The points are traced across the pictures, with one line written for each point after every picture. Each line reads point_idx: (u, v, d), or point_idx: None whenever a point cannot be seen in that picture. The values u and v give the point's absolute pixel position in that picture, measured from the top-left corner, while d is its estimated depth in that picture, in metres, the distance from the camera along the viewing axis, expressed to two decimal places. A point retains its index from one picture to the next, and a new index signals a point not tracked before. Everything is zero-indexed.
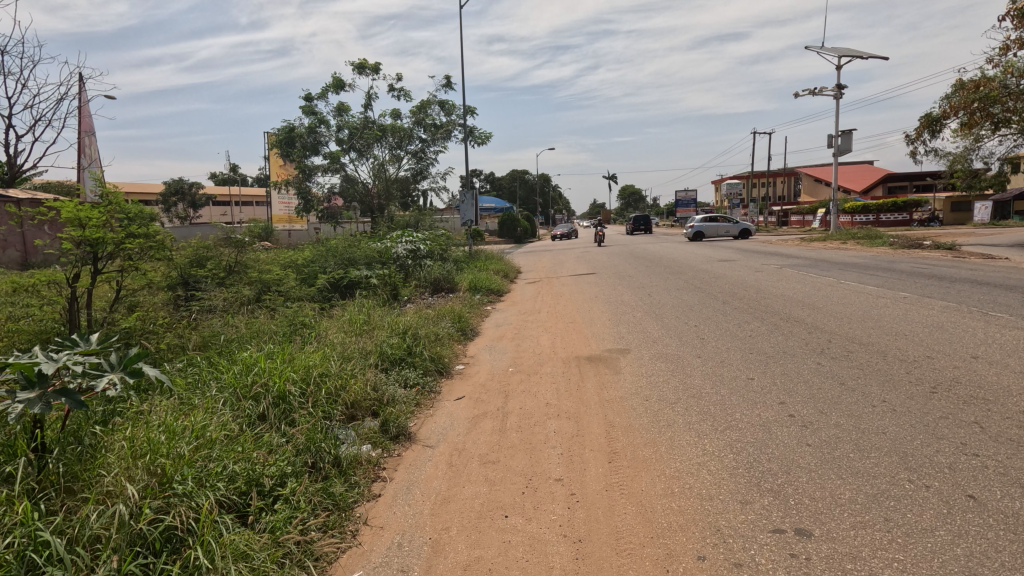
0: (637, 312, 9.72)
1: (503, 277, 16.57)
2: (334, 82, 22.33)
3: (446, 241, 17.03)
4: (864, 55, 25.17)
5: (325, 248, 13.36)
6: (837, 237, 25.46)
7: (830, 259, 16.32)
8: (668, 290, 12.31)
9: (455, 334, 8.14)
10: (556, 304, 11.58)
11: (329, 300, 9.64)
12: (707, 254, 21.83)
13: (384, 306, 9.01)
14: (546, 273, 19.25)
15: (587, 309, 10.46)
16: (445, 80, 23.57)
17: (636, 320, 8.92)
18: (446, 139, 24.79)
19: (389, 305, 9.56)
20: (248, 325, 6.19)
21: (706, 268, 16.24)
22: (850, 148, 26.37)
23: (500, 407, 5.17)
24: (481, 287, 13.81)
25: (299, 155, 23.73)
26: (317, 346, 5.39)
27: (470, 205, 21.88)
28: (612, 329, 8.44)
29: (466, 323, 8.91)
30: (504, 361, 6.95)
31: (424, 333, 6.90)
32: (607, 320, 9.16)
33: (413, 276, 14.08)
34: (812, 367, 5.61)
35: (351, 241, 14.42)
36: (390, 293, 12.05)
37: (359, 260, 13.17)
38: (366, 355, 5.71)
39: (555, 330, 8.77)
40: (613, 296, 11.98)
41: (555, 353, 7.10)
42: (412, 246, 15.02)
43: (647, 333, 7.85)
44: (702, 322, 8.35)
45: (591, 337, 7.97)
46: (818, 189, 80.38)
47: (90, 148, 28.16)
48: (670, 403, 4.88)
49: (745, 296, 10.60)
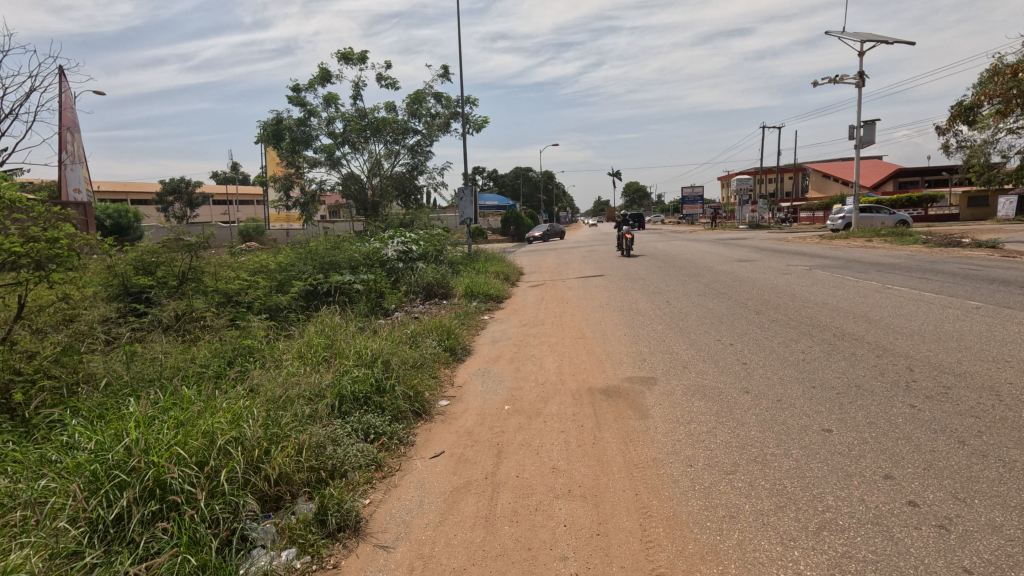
0: (657, 325, 8.33)
1: (503, 279, 15.21)
2: (321, 73, 21.00)
3: (441, 242, 15.65)
4: (889, 40, 23.58)
5: (304, 251, 12.02)
6: (858, 235, 24.00)
7: (860, 260, 14.90)
8: (687, 296, 10.97)
9: (441, 356, 6.78)
10: (563, 313, 10.21)
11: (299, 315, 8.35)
12: (722, 254, 20.39)
13: (361, 323, 7.69)
14: (550, 275, 17.88)
15: (597, 321, 9.11)
16: (441, 69, 22.26)
17: (658, 337, 7.53)
18: (444, 131, 23.45)
19: (367, 322, 8.25)
20: (167, 357, 4.81)
21: (725, 270, 14.81)
22: (872, 140, 24.84)
23: (489, 473, 3.83)
24: (478, 293, 12.47)
25: (287, 150, 22.35)
26: (243, 392, 4.01)
27: (469, 202, 20.49)
28: (630, 348, 7.06)
29: (456, 339, 7.58)
30: (498, 394, 5.60)
31: (399, 361, 5.53)
32: (623, 336, 7.78)
33: (402, 281, 12.73)
34: (906, 413, 4.21)
35: (334, 242, 13.05)
36: (376, 305, 10.74)
37: (343, 264, 11.85)
38: (314, 405, 4.35)
39: (561, 349, 7.40)
40: (627, 304, 10.61)
41: (563, 384, 5.74)
42: (402, 248, 13.65)
43: (674, 356, 6.45)
44: (738, 340, 6.95)
45: (605, 360, 6.59)
46: (829, 185, 78.58)
47: (71, 146, 26.87)
48: (725, 473, 3.50)
49: (779, 305, 9.23)
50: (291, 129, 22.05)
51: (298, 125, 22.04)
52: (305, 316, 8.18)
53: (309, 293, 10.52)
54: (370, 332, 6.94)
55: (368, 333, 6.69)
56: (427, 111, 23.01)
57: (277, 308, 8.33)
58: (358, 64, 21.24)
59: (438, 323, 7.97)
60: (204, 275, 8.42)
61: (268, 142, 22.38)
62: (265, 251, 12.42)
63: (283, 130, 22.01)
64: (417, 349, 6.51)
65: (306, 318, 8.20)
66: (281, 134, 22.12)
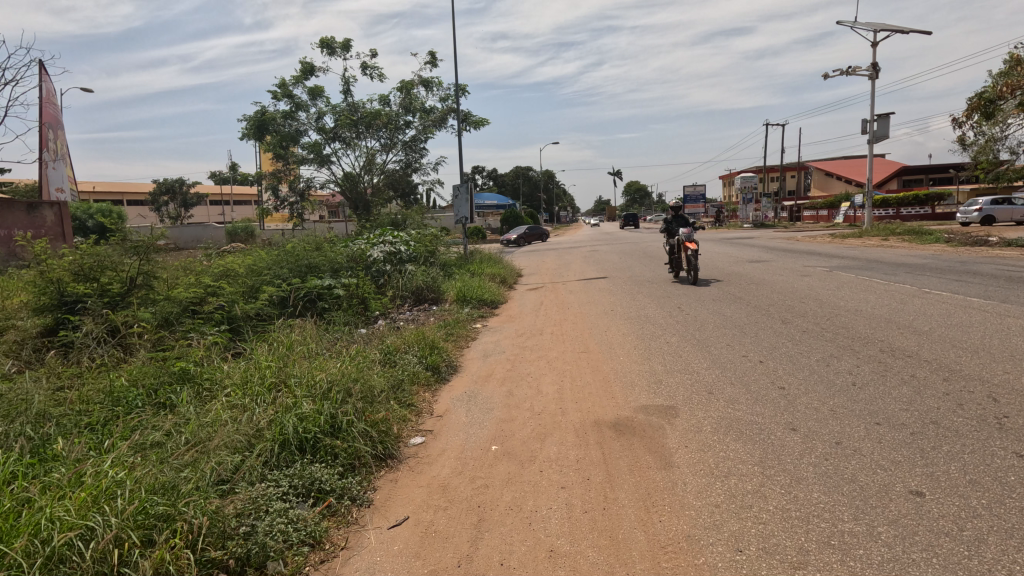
0: (672, 337, 7.33)
1: (500, 283, 14.24)
2: (305, 64, 20.03)
3: (434, 242, 14.64)
4: (903, 30, 22.56)
5: (281, 252, 11.06)
6: (873, 234, 22.99)
7: (884, 262, 13.87)
8: (701, 301, 9.95)
9: (419, 378, 5.79)
10: (563, 322, 9.19)
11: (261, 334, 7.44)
12: (731, 254, 19.34)
13: (328, 345, 6.73)
14: (551, 277, 16.91)
15: (602, 331, 8.12)
16: (431, 58, 21.35)
17: (674, 352, 6.53)
18: (439, 125, 22.45)
19: (337, 343, 7.28)
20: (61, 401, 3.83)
21: (738, 271, 13.75)
22: (886, 135, 23.77)
23: (463, 557, 2.83)
24: (472, 298, 11.42)
25: (273, 145, 21.40)
26: (133, 454, 3.02)
27: (465, 200, 19.47)
28: (641, 366, 6.07)
29: (440, 355, 6.59)
30: (485, 429, 4.59)
31: (361, 389, 4.55)
32: (634, 351, 6.77)
33: (389, 285, 11.78)
34: (1017, 468, 3.19)
35: (317, 243, 12.08)
36: (356, 316, 9.78)
37: (324, 268, 10.89)
38: (239, 464, 3.36)
39: (562, 366, 6.37)
40: (635, 311, 9.58)
41: (563, 415, 4.74)
42: (390, 249, 12.64)
43: (694, 378, 5.45)
44: (769, 356, 5.94)
45: (614, 381, 5.59)
46: (832, 184, 77.77)
47: (54, 143, 25.98)
48: (790, 566, 2.51)
49: (807, 312, 8.20)
50: (276, 123, 21.11)
51: (284, 118, 21.09)
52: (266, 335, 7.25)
53: (282, 301, 9.58)
54: (335, 353, 5.96)
55: (329, 353, 5.71)
56: (421, 104, 22.02)
57: (236, 326, 7.43)
58: (342, 53, 20.29)
59: (420, 335, 6.98)
60: (154, 283, 7.51)
61: (253, 135, 21.40)
62: (239, 253, 11.48)
63: (268, 123, 21.02)
64: (387, 370, 5.52)
65: (269, 337, 7.27)
66: (266, 128, 21.13)
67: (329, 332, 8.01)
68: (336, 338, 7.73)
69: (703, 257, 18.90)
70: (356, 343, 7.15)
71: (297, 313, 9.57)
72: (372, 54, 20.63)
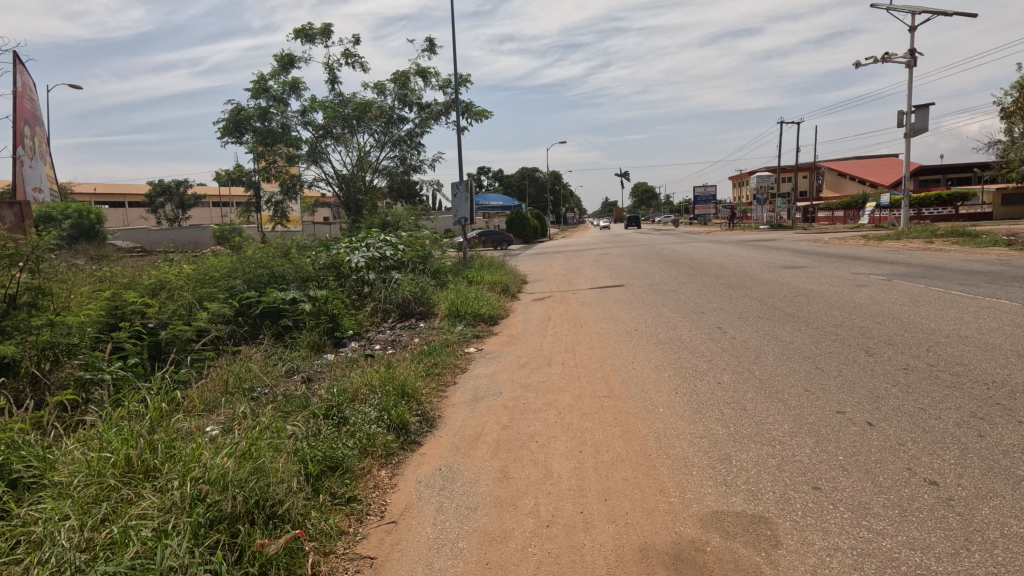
0: (723, 375, 5.53)
1: (501, 292, 12.53)
2: (283, 56, 18.41)
3: (428, 246, 12.87)
4: (945, 12, 20.53)
5: (238, 259, 9.36)
6: (911, 236, 21.05)
7: (947, 268, 11.96)
8: (745, 319, 8.16)
9: (367, 453, 4.02)
10: (577, 347, 7.41)
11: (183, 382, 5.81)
12: (758, 258, 17.48)
13: (254, 401, 5.02)
14: (560, 284, 15.16)
15: (628, 362, 6.34)
16: (426, 46, 19.62)
17: (733, 402, 4.73)
18: (437, 120, 20.65)
19: (269, 393, 5.55)
20: None
21: (776, 280, 11.99)
22: (924, 127, 21.80)
23: None
24: (467, 312, 9.61)
25: (254, 144, 19.71)
26: None
27: (464, 199, 17.72)
28: (692, 427, 4.27)
29: (409, 406, 4.82)
30: (454, 563, 2.78)
31: (256, 496, 2.79)
32: (676, 398, 4.97)
33: (370, 298, 10.11)
34: None
35: (285, 247, 10.31)
36: (322, 338, 8.11)
37: (290, 279, 9.18)
38: None
39: (579, 423, 4.58)
40: (664, 333, 7.76)
41: (586, 534, 2.94)
42: (371, 255, 10.87)
43: (779, 456, 3.63)
44: (879, 416, 4.13)
45: (656, 460, 3.76)
46: (847, 183, 75.83)
47: (32, 140, 24.54)
48: None
49: (891, 337, 6.39)
50: (254, 120, 19.43)
51: (262, 115, 19.42)
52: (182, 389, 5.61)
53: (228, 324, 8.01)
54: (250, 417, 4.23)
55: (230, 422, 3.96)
56: (416, 95, 20.27)
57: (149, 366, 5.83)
58: (323, 40, 18.67)
59: (385, 374, 5.22)
60: (44, 304, 5.81)
61: (230, 135, 19.70)
62: (189, 260, 9.76)
63: (245, 120, 19.32)
64: (318, 444, 3.77)
65: (188, 390, 5.62)
66: (243, 125, 19.44)
67: (274, 371, 6.32)
68: (282, 382, 6.04)
69: (731, 261, 17.06)
70: (296, 392, 5.40)
71: (247, 335, 8.03)
72: (357, 41, 19.03)
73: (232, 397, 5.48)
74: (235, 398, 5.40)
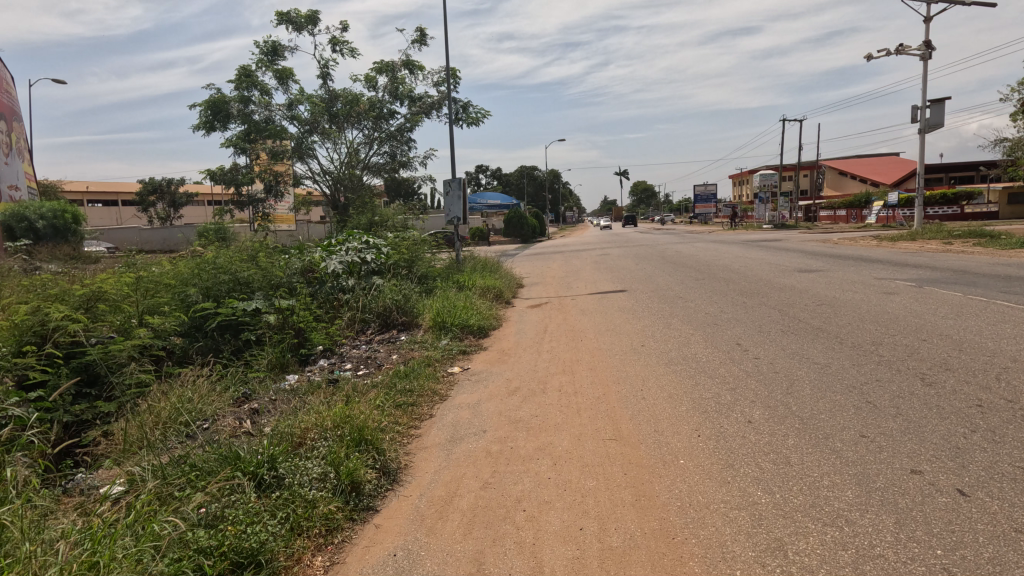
0: (754, 410, 4.57)
1: (493, 298, 11.58)
2: (268, 43, 17.32)
3: (416, 248, 11.91)
4: (962, 2, 19.54)
5: (198, 263, 8.38)
6: (926, 237, 20.08)
7: (977, 273, 11.01)
8: (766, 334, 7.20)
9: (295, 536, 3.04)
10: (576, 367, 6.45)
11: (101, 434, 4.91)
12: (768, 261, 16.50)
13: (175, 447, 4.07)
14: (558, 288, 14.20)
15: (637, 391, 5.35)
16: (417, 36, 18.65)
17: (773, 453, 3.77)
18: (429, 114, 19.64)
19: (203, 434, 4.60)
20: None
21: (792, 285, 11.02)
22: (940, 122, 20.84)
23: None
24: (453, 324, 8.61)
25: (236, 137, 18.75)
26: None
27: (458, 198, 16.72)
28: (725, 492, 3.31)
29: (364, 457, 3.85)
30: None
31: None
32: (699, 445, 4.01)
33: (347, 307, 9.15)
34: None
35: (253, 248, 9.28)
36: (286, 354, 7.15)
37: (255, 286, 8.18)
38: None
39: (579, 482, 3.62)
40: (676, 351, 6.80)
41: None
42: (350, 258, 9.91)
43: (852, 548, 2.68)
44: (970, 480, 3.17)
45: (681, 551, 2.79)
46: (849, 182, 75.04)
47: (9, 135, 23.61)
48: None
49: (945, 360, 5.45)
50: (234, 108, 18.34)
51: (244, 103, 18.34)
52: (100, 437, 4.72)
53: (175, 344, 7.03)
54: (153, 491, 3.28)
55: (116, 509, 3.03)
56: (408, 89, 19.26)
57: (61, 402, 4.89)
58: (309, 28, 17.68)
59: (341, 414, 4.27)
60: None
61: (209, 125, 18.61)
62: (141, 260, 8.69)
63: (224, 106, 18.22)
64: (227, 530, 2.83)
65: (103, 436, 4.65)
66: (223, 113, 18.35)
67: (216, 404, 5.37)
68: (223, 417, 5.08)
69: (741, 263, 16.11)
70: (233, 436, 4.44)
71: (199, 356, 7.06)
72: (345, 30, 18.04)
73: (158, 438, 4.55)
74: (161, 441, 4.46)
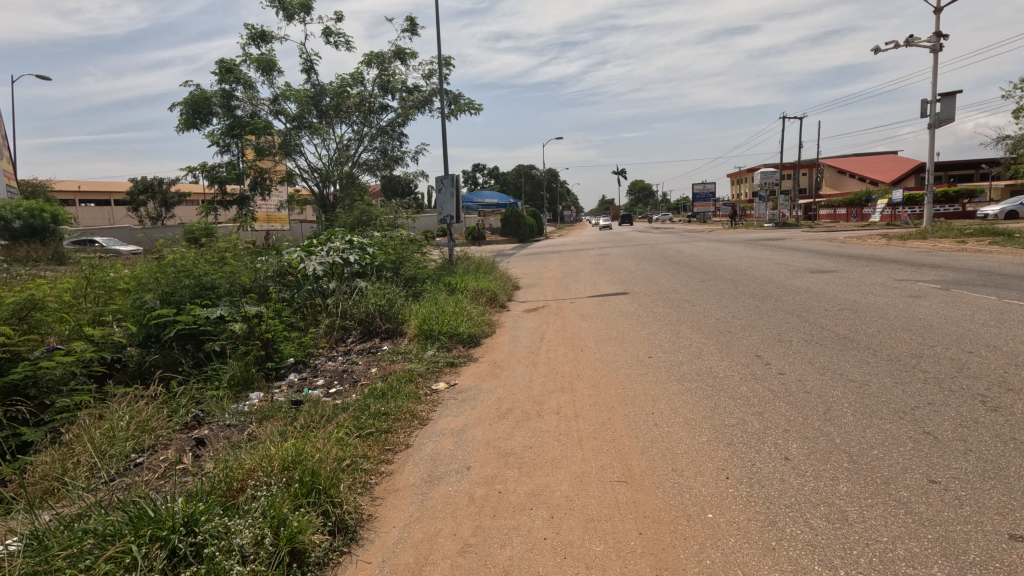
0: (790, 442, 3.83)
1: (486, 302, 10.83)
2: (255, 28, 16.46)
3: (404, 248, 11.16)
4: None
5: (158, 266, 7.58)
6: (937, 235, 19.36)
7: (1005, 274, 10.27)
8: (788, 344, 6.45)
9: None
10: (576, 383, 5.69)
11: (12, 472, 4.14)
12: (775, 261, 15.77)
13: (83, 494, 3.31)
14: (556, 290, 13.47)
15: (647, 416, 4.60)
16: (409, 25, 17.90)
17: (825, 506, 3.02)
18: (421, 107, 18.87)
19: (127, 479, 3.82)
20: None
21: (806, 287, 10.30)
22: (951, 117, 20.12)
23: None
24: (441, 332, 7.83)
25: (217, 134, 17.93)
26: None
27: (450, 195, 15.95)
28: (772, 565, 2.57)
29: (313, 512, 3.09)
30: None
31: None
32: (728, 493, 3.27)
33: (326, 313, 8.39)
34: None
35: (224, 248, 8.46)
36: (250, 368, 6.35)
37: (221, 291, 7.40)
38: None
39: (582, 546, 2.87)
40: (689, 364, 6.04)
41: None
42: (332, 259, 9.14)
43: None
44: None
45: None
46: (848, 180, 74.44)
47: None
48: None
49: (1003, 378, 4.71)
50: (216, 103, 17.55)
51: (226, 99, 17.56)
52: (6, 474, 3.95)
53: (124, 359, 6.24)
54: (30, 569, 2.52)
55: None
56: (399, 81, 18.51)
57: None
58: (300, 16, 16.89)
59: (292, 454, 3.50)
60: None
61: (190, 123, 17.79)
62: (96, 264, 7.87)
63: (206, 102, 17.44)
64: None
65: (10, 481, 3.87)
66: (204, 110, 17.56)
67: (156, 436, 4.58)
68: (161, 453, 4.31)
69: (747, 263, 15.39)
70: (163, 484, 3.67)
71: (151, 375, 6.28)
72: (335, 18, 17.29)
73: (74, 479, 3.79)
74: (75, 484, 3.69)
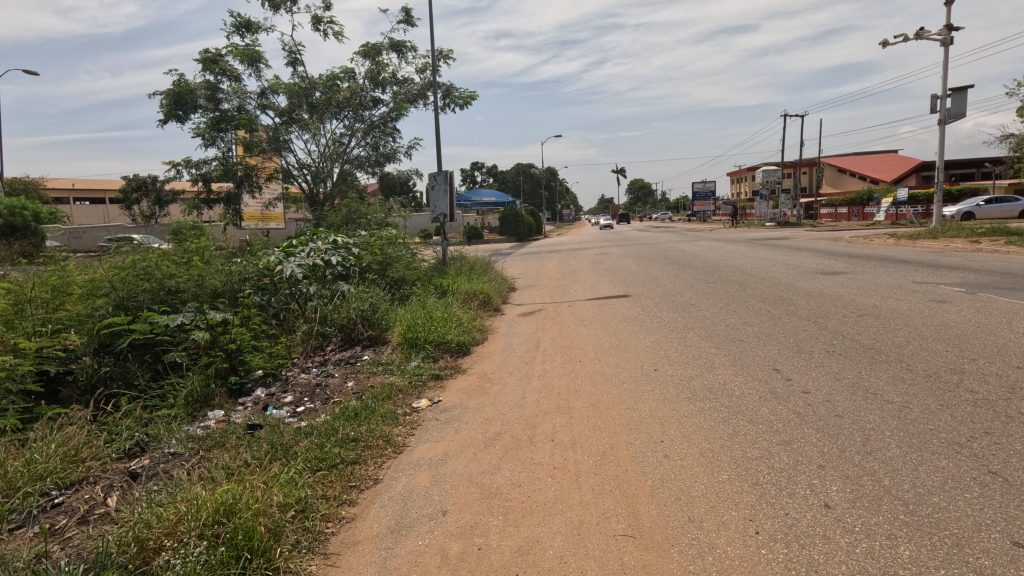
0: (828, 485, 3.21)
1: (478, 306, 10.19)
2: (240, 18, 15.80)
3: (392, 248, 10.52)
4: None
5: (115, 266, 6.92)
6: (948, 235, 18.71)
7: None
8: (809, 357, 5.80)
9: None
10: (574, 402, 5.04)
11: None
12: (783, 262, 15.12)
13: None
14: (553, 291, 12.83)
15: (655, 447, 3.96)
16: (402, 16, 17.24)
17: None
18: (414, 101, 18.21)
19: (31, 531, 3.20)
20: None
21: (819, 290, 9.67)
22: (962, 113, 19.49)
23: None
24: (427, 340, 7.18)
25: (201, 128, 17.25)
26: None
27: (444, 192, 15.27)
28: None
29: None
30: None
31: None
32: (760, 556, 2.64)
33: (302, 319, 7.74)
34: None
35: (193, 247, 7.78)
36: (211, 383, 5.72)
37: (185, 296, 6.76)
38: None
39: None
40: (699, 379, 5.41)
41: None
42: (312, 260, 8.49)
43: None
44: None
45: None
46: (850, 179, 73.84)
47: None
48: None
49: None
50: (200, 96, 16.90)
51: (211, 91, 16.90)
52: None
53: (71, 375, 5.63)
54: None
55: None
56: (391, 74, 17.85)
57: None
58: (288, 5, 16.22)
59: (226, 501, 2.91)
60: None
61: (172, 114, 17.09)
62: (49, 263, 7.21)
63: (189, 94, 16.76)
64: None
65: None
66: (187, 101, 16.87)
67: (83, 470, 3.95)
68: (84, 493, 3.68)
69: (754, 264, 14.77)
70: (71, 537, 3.05)
71: (100, 392, 5.67)
72: (325, 8, 16.61)
73: None
74: None
